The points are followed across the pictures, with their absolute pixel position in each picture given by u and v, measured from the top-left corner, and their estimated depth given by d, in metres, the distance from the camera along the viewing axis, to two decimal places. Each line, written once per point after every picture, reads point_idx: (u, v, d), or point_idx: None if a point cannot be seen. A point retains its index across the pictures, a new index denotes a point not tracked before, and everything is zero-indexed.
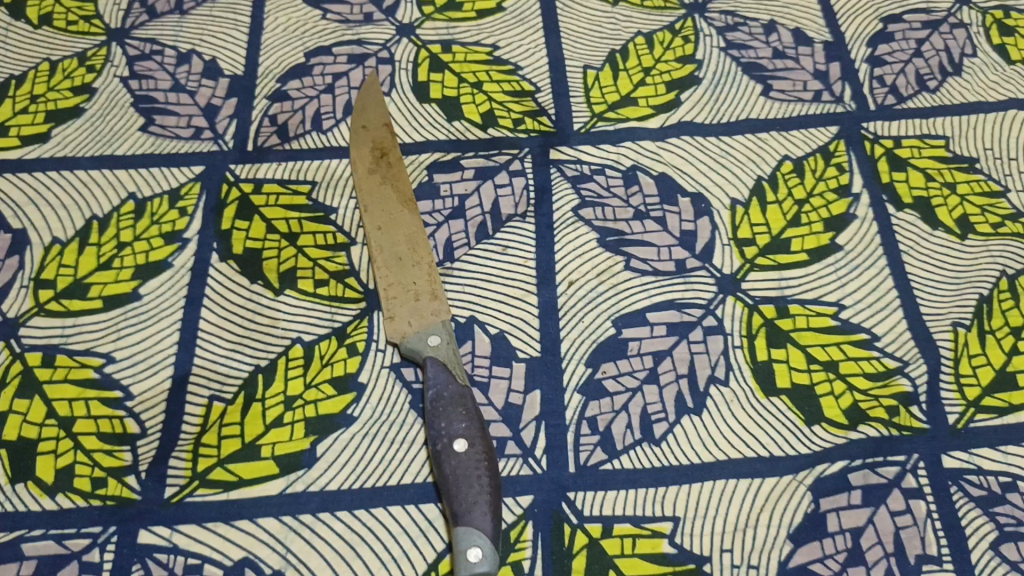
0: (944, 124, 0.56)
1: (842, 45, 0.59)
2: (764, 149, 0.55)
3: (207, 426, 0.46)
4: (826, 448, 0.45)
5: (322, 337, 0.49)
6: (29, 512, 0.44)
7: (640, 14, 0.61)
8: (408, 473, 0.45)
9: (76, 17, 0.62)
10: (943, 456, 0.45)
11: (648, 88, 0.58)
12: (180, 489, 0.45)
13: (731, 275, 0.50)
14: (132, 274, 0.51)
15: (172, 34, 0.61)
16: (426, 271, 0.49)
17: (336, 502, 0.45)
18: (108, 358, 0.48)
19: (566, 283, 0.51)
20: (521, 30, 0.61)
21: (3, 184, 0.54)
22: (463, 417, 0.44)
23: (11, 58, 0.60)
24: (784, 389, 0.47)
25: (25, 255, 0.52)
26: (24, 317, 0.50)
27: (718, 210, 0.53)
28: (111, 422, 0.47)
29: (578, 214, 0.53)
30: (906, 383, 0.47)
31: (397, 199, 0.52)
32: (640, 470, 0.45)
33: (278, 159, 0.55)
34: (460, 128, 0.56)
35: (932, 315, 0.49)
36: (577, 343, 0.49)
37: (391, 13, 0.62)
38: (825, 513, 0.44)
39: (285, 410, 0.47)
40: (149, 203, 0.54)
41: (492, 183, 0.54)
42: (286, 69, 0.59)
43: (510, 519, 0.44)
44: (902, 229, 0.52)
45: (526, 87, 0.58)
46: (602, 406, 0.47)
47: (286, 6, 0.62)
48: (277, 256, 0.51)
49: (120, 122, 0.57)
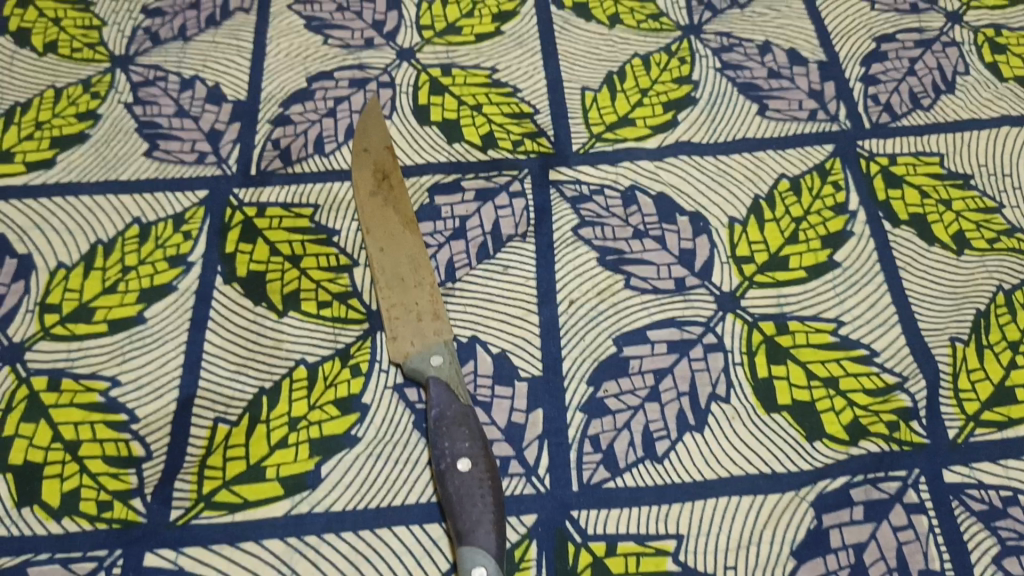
0: (938, 141, 0.56)
1: (836, 65, 0.60)
2: (761, 168, 0.56)
3: (212, 448, 0.47)
4: (827, 464, 0.45)
5: (325, 358, 0.49)
6: (35, 535, 0.44)
7: (637, 37, 0.62)
8: (412, 493, 0.46)
9: (81, 44, 0.63)
10: (943, 471, 0.45)
11: (645, 108, 0.59)
12: (185, 512, 0.45)
13: (731, 292, 0.51)
14: (137, 298, 0.52)
15: (175, 61, 0.62)
16: (428, 291, 0.50)
17: (341, 522, 0.45)
18: (113, 381, 0.49)
19: (566, 302, 0.51)
20: (519, 53, 0.61)
21: (9, 209, 0.55)
22: (466, 437, 0.44)
23: (17, 85, 0.61)
24: (785, 406, 0.47)
25: (31, 280, 0.52)
26: (29, 341, 0.50)
27: (716, 228, 0.53)
28: (117, 445, 0.47)
29: (577, 234, 0.53)
30: (906, 398, 0.47)
31: (399, 220, 0.52)
32: (642, 488, 0.45)
33: (281, 183, 0.56)
34: (460, 150, 0.57)
35: (931, 330, 0.49)
36: (579, 361, 0.49)
37: (391, 38, 0.63)
38: (827, 529, 0.44)
39: (289, 431, 0.47)
40: (153, 227, 0.54)
41: (492, 204, 0.55)
42: (288, 94, 0.60)
43: (515, 537, 0.44)
44: (898, 246, 0.52)
45: (526, 109, 0.59)
46: (604, 425, 0.47)
47: (288, 32, 0.63)
48: (280, 278, 0.52)
49: (124, 147, 0.58)
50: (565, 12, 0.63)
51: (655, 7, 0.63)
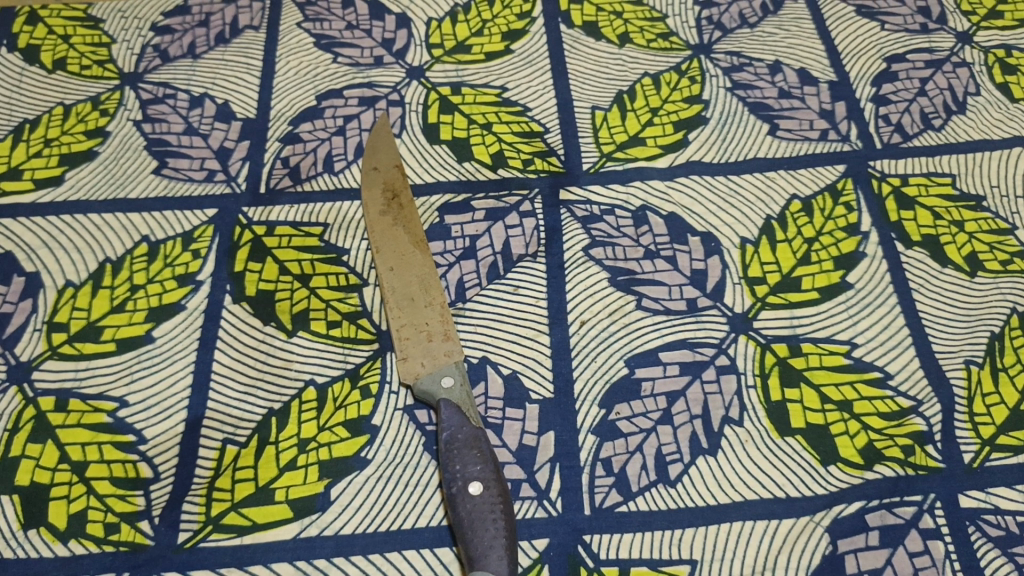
0: (950, 162, 0.56)
1: (847, 85, 0.60)
2: (772, 188, 0.56)
3: (221, 470, 0.46)
4: (842, 489, 0.45)
5: (335, 379, 0.49)
6: (41, 558, 0.44)
7: (647, 56, 0.62)
8: (423, 516, 0.45)
9: (90, 61, 0.63)
10: (959, 496, 0.45)
11: (656, 128, 0.58)
12: (193, 535, 0.44)
13: (743, 313, 0.51)
14: (145, 317, 0.51)
15: (184, 78, 0.62)
16: (438, 311, 0.49)
17: (351, 546, 0.44)
18: (121, 402, 0.48)
19: (577, 322, 0.51)
20: (529, 72, 0.61)
21: (17, 227, 0.55)
22: (478, 460, 0.44)
23: (26, 102, 0.61)
24: (799, 429, 0.47)
25: (39, 298, 0.52)
26: (37, 360, 0.50)
27: (728, 248, 0.53)
28: (124, 466, 0.46)
29: (588, 254, 0.53)
30: (921, 422, 0.47)
31: (409, 239, 0.52)
32: (655, 512, 0.45)
33: (291, 202, 0.56)
34: (470, 168, 0.57)
35: (944, 353, 0.49)
36: (591, 383, 0.49)
37: (401, 56, 0.63)
38: (843, 555, 0.43)
39: (298, 453, 0.47)
40: (162, 245, 0.54)
41: (502, 224, 0.54)
42: (297, 112, 0.60)
43: (527, 562, 0.43)
44: (911, 267, 0.52)
45: (536, 128, 0.59)
46: (616, 447, 0.47)
47: (297, 50, 0.63)
48: (289, 298, 0.52)
49: (133, 165, 0.57)
50: (574, 30, 0.63)
51: (664, 27, 0.63)
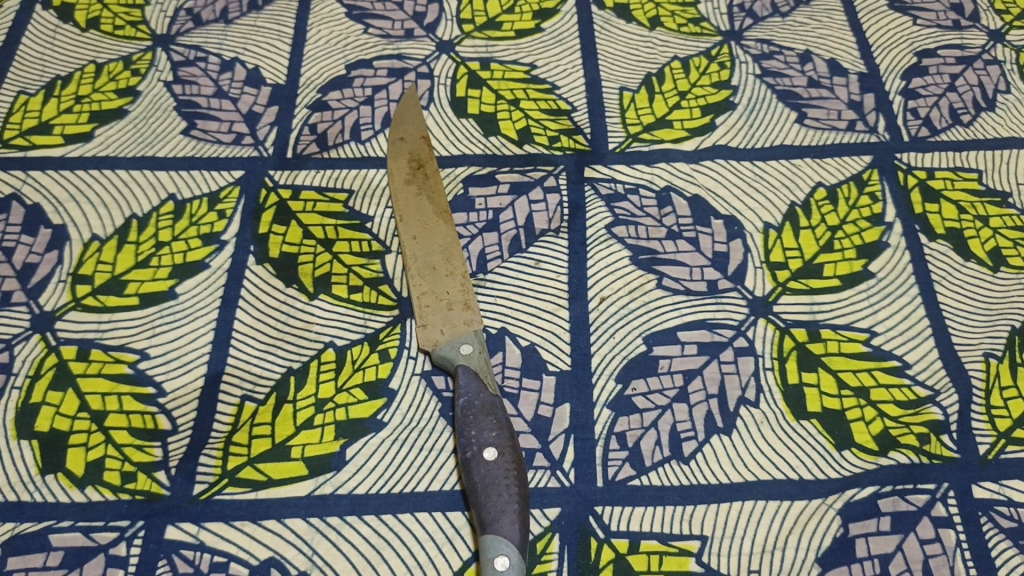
0: (977, 158, 0.56)
1: (877, 78, 0.60)
2: (798, 175, 0.56)
3: (238, 425, 0.47)
4: (856, 473, 0.45)
5: (355, 342, 0.49)
6: (57, 502, 0.44)
7: (677, 40, 0.62)
8: (436, 480, 0.46)
9: (123, 22, 0.63)
10: (972, 486, 0.45)
11: (683, 111, 0.58)
12: (208, 487, 0.45)
13: (763, 297, 0.51)
14: (169, 273, 0.52)
15: (216, 42, 0.62)
16: (460, 280, 0.50)
17: (364, 506, 0.45)
18: (142, 355, 0.49)
19: (597, 298, 0.51)
20: (559, 50, 0.62)
21: (45, 179, 0.55)
22: (493, 426, 0.44)
23: (59, 59, 0.61)
24: (814, 413, 0.47)
25: (64, 250, 0.53)
26: (60, 310, 0.50)
27: (751, 233, 0.53)
28: (143, 417, 0.47)
29: (611, 232, 0.53)
30: (937, 412, 0.47)
31: (433, 209, 0.52)
32: (668, 487, 0.45)
33: (317, 167, 0.56)
34: (496, 143, 0.57)
35: (964, 345, 0.49)
36: (608, 358, 0.49)
37: (432, 30, 0.63)
38: (853, 538, 0.43)
39: (315, 412, 0.47)
40: (188, 204, 0.54)
41: (526, 199, 0.55)
42: (326, 80, 0.60)
43: (537, 530, 0.44)
44: (934, 259, 0.52)
45: (563, 106, 0.59)
46: (631, 422, 0.47)
47: (329, 19, 0.63)
48: (312, 261, 0.52)
49: (162, 125, 0.58)
50: (605, 12, 0.63)
51: (696, 12, 0.63)
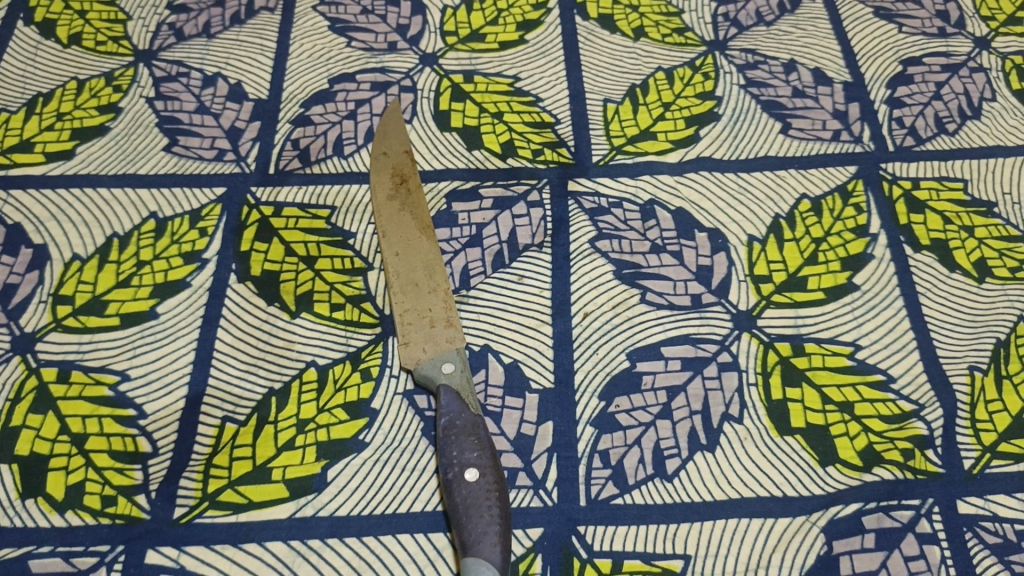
0: (963, 167, 0.56)
1: (862, 87, 0.60)
2: (782, 186, 0.55)
3: (219, 447, 0.46)
4: (840, 489, 0.45)
5: (337, 361, 0.49)
6: (37, 527, 0.44)
7: (662, 50, 0.62)
8: (418, 501, 0.45)
9: (105, 37, 0.63)
10: (957, 502, 0.44)
11: (667, 122, 0.58)
12: (189, 510, 0.45)
13: (747, 311, 0.50)
14: (150, 293, 0.51)
15: (198, 57, 0.62)
16: (442, 298, 0.49)
17: (346, 528, 0.45)
18: (123, 376, 0.49)
19: (580, 314, 0.51)
20: (543, 62, 0.61)
21: (26, 198, 0.55)
22: (475, 446, 0.44)
23: (40, 76, 0.61)
24: (799, 428, 0.47)
25: (45, 270, 0.52)
26: (41, 331, 0.50)
27: (735, 246, 0.53)
28: (124, 439, 0.47)
29: (594, 246, 0.53)
30: (922, 426, 0.47)
31: (416, 225, 0.52)
32: (651, 506, 0.45)
33: (300, 183, 0.56)
34: (480, 157, 0.57)
35: (949, 358, 0.49)
36: (591, 375, 0.49)
37: (415, 43, 0.63)
38: (837, 556, 0.43)
39: (297, 433, 0.47)
40: (170, 222, 0.54)
41: (509, 213, 0.54)
42: (309, 95, 0.60)
43: (520, 551, 0.43)
44: (919, 270, 0.52)
45: (547, 118, 0.59)
46: (615, 440, 0.47)
47: (311, 33, 0.63)
48: (294, 279, 0.52)
49: (144, 141, 0.58)
50: (590, 23, 0.63)
51: (680, 22, 0.63)
